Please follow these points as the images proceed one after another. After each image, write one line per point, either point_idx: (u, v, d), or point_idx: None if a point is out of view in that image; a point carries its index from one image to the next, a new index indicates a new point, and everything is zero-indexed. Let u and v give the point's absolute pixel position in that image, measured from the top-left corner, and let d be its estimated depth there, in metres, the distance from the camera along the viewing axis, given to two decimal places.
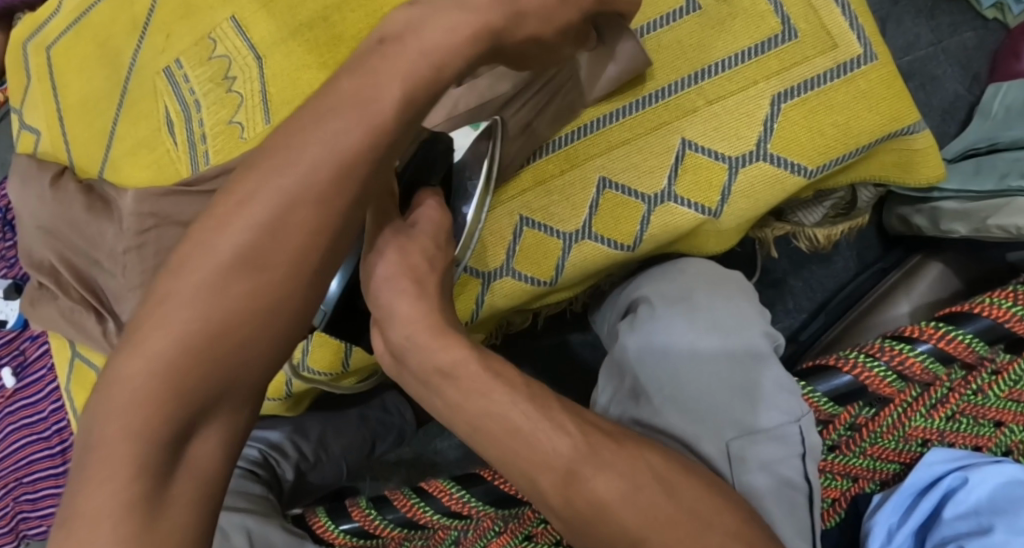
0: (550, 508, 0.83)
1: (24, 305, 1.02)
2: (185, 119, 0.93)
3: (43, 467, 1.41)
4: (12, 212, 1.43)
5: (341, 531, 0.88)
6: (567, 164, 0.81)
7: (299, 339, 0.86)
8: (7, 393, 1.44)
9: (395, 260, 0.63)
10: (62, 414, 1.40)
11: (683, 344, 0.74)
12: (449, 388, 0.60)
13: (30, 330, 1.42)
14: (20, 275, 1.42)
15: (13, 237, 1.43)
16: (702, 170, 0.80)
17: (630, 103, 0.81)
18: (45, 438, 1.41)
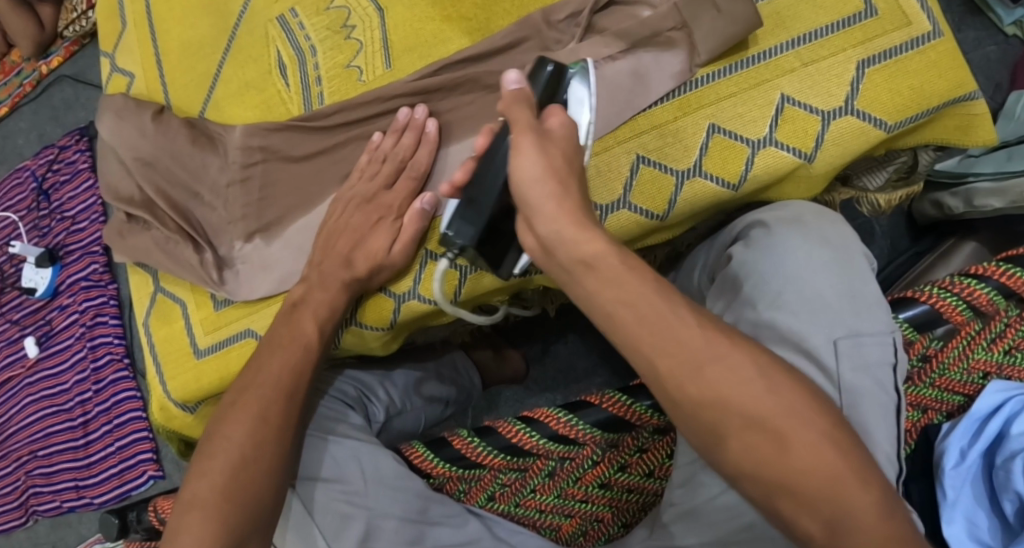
0: (648, 436, 0.89)
1: (108, 236, 1.02)
2: (299, 63, 0.98)
3: (61, 441, 1.38)
4: (47, 181, 1.43)
5: (441, 459, 0.91)
6: (681, 111, 0.90)
7: (413, 267, 0.90)
8: (27, 363, 1.41)
9: (540, 158, 0.71)
10: (85, 385, 1.38)
11: (799, 258, 0.81)
12: (589, 276, 0.69)
13: (58, 299, 1.41)
14: (53, 244, 1.41)
15: (47, 207, 1.42)
16: (800, 120, 0.89)
17: (736, 62, 0.90)
18: (65, 411, 1.38)
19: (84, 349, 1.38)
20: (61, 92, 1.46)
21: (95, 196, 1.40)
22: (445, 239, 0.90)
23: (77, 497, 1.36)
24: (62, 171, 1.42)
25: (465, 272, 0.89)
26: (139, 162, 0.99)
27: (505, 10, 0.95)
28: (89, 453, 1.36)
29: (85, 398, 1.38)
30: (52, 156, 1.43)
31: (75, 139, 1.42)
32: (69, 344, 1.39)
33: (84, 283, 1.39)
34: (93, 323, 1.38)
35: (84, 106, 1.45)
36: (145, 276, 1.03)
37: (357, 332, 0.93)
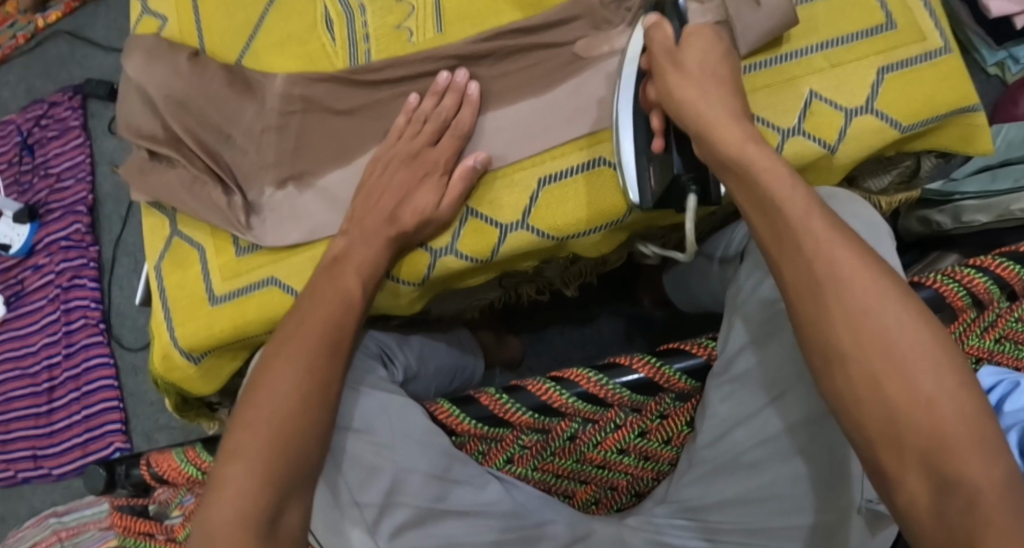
0: (669, 403, 0.91)
1: (125, 171, 0.99)
2: (346, 21, 0.99)
3: (21, 406, 1.32)
4: (33, 136, 1.38)
5: (468, 416, 0.90)
6: None
7: (453, 223, 0.91)
8: None
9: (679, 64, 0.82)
10: (54, 348, 1.32)
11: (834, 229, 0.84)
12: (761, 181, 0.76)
13: (33, 258, 1.35)
14: (33, 201, 1.36)
15: (30, 162, 1.38)
16: (825, 115, 0.94)
17: (770, 58, 0.96)
18: (30, 376, 1.32)
19: (58, 312, 1.33)
20: (57, 48, 1.42)
21: (84, 155, 1.37)
22: (485, 197, 0.91)
23: (34, 466, 1.30)
24: (51, 127, 1.38)
25: (505, 229, 0.90)
26: (172, 101, 0.97)
27: None
28: (51, 420, 1.31)
29: (52, 362, 1.32)
30: (41, 112, 1.39)
31: (68, 97, 1.39)
32: (42, 305, 1.33)
33: (64, 243, 1.34)
34: (69, 285, 1.33)
35: (79, 64, 1.41)
36: (159, 219, 1.00)
37: (391, 287, 0.92)
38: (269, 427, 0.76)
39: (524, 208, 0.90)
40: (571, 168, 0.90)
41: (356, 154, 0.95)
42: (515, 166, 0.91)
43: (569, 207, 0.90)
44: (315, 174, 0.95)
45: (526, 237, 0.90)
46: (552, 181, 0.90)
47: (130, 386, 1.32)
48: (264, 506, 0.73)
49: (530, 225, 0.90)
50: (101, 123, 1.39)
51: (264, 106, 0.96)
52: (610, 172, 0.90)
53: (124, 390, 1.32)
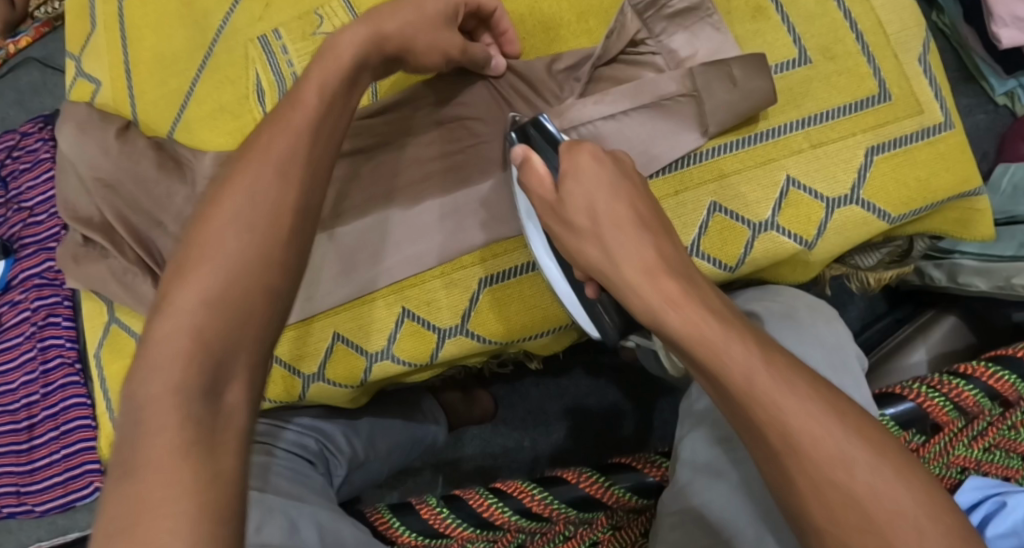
0: (623, 514, 0.85)
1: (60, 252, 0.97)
2: (277, 91, 0.93)
3: (1, 444, 1.30)
4: (5, 168, 1.36)
5: (407, 528, 0.85)
6: (680, 186, 0.84)
7: (388, 325, 0.85)
8: None
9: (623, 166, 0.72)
10: (32, 388, 1.30)
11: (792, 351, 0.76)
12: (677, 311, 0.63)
13: (9, 293, 1.33)
14: (8, 235, 1.34)
15: (4, 194, 1.35)
16: (804, 206, 0.84)
17: (743, 137, 0.84)
18: (8, 413, 1.31)
19: (33, 350, 1.30)
20: (27, 75, 1.39)
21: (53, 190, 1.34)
22: (421, 297, 0.85)
23: (18, 504, 1.30)
24: (22, 159, 1.35)
25: (444, 333, 0.84)
26: (101, 183, 0.93)
27: None
28: (32, 458, 1.29)
29: (30, 400, 1.30)
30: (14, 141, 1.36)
31: (39, 127, 1.37)
32: (18, 342, 1.31)
33: (38, 281, 1.32)
34: (44, 324, 1.30)
35: (48, 91, 1.39)
36: (99, 304, 0.97)
37: (326, 390, 0.88)
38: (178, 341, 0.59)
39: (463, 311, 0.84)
40: (515, 269, 0.85)
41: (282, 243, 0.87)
42: (451, 265, 0.85)
43: (511, 311, 0.84)
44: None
45: (467, 342, 0.84)
46: (494, 282, 0.84)
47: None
48: (201, 376, 0.58)
49: (471, 331, 0.84)
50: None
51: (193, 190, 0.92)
52: None
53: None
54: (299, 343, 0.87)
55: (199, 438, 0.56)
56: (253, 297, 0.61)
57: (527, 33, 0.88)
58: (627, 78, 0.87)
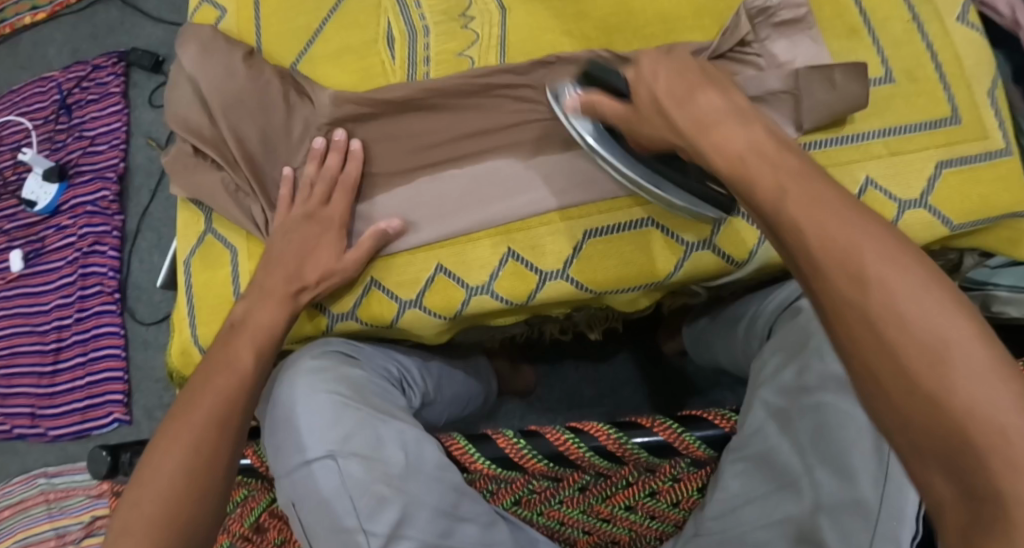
0: (683, 467, 0.92)
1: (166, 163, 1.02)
2: (408, 39, 1.00)
3: (27, 361, 1.38)
4: (70, 96, 1.49)
5: (484, 457, 0.91)
6: None
7: (492, 261, 0.91)
8: (8, 276, 1.43)
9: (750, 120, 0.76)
10: (67, 311, 1.39)
11: None
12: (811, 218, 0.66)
13: (57, 218, 1.44)
14: (63, 160, 1.46)
15: (67, 121, 1.48)
16: (878, 205, 0.93)
17: (832, 137, 0.94)
18: (39, 333, 1.39)
19: (71, 275, 1.40)
20: (107, 13, 1.55)
21: (118, 122, 1.48)
22: (526, 238, 0.91)
23: (31, 425, 1.37)
24: (91, 90, 1.49)
25: (545, 276, 0.90)
26: (221, 100, 0.98)
27: (628, 40, 0.96)
28: (54, 380, 1.37)
29: (62, 323, 1.38)
30: (81, 72, 1.50)
31: (111, 62, 1.50)
32: (59, 267, 1.41)
33: (89, 208, 1.42)
34: (89, 250, 1.40)
35: (125, 32, 1.54)
36: (194, 214, 1.02)
37: (421, 316, 0.93)
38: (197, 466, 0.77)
39: (565, 258, 0.90)
40: (619, 224, 0.90)
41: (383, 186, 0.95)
42: (560, 214, 0.91)
43: (613, 261, 0.90)
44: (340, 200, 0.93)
45: (565, 287, 0.90)
46: (597, 234, 0.90)
47: (138, 360, 1.39)
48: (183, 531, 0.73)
49: (570, 276, 0.90)
50: (141, 94, 1.50)
51: (309, 121, 0.97)
52: (656, 234, 0.90)
53: (131, 362, 1.39)
54: (401, 270, 0.93)
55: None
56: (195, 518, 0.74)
57: (645, 22, 0.96)
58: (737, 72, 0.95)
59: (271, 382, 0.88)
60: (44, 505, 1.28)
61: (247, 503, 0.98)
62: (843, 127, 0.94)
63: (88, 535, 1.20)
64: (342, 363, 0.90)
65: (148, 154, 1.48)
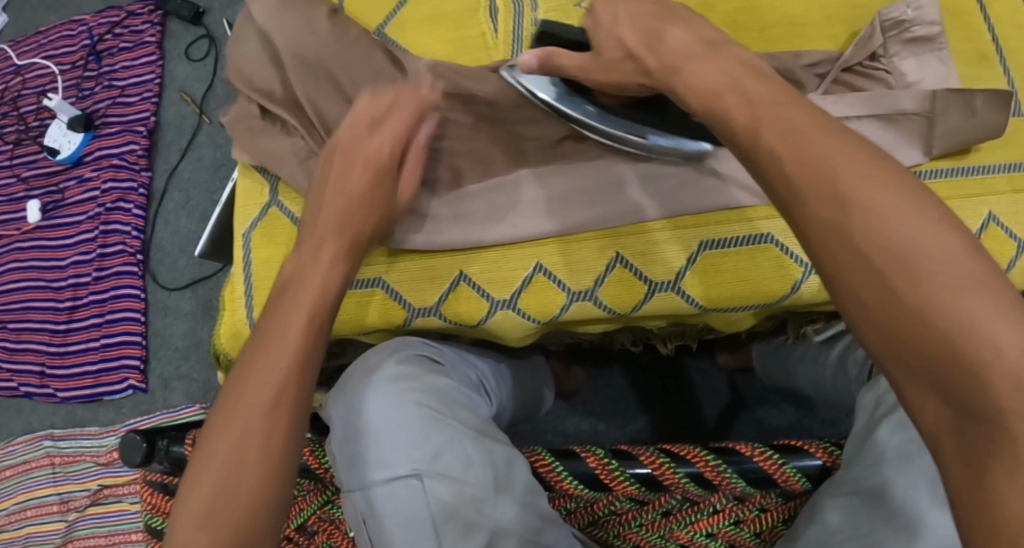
0: (772, 498, 0.87)
1: (228, 122, 0.95)
2: (514, 13, 0.93)
3: (40, 318, 1.48)
4: (101, 44, 1.56)
5: (571, 475, 0.88)
6: None
7: (598, 267, 0.85)
8: (25, 227, 1.53)
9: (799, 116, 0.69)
10: (85, 269, 1.47)
11: None
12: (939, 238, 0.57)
13: (77, 169, 1.52)
14: (90, 108, 1.54)
15: (95, 68, 1.55)
16: (999, 243, 0.87)
17: (956, 167, 0.88)
18: (54, 290, 1.49)
19: (92, 231, 1.48)
20: None
21: (151, 74, 1.54)
22: (639, 246, 0.85)
23: (39, 385, 1.47)
24: (124, 38, 1.56)
25: (654, 287, 0.85)
26: (298, 60, 0.90)
27: (751, 39, 0.93)
28: (66, 340, 1.46)
29: (78, 281, 1.47)
30: (116, 22, 1.57)
31: (148, 11, 1.57)
32: (80, 221, 1.49)
33: (117, 161, 1.50)
34: (112, 207, 1.48)
35: None
36: (258, 183, 0.94)
37: (512, 318, 0.87)
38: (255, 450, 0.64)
39: (677, 269, 0.85)
40: (735, 239, 0.85)
41: (469, 176, 0.88)
42: (676, 221, 0.85)
43: (727, 277, 0.85)
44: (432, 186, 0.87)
45: (674, 300, 0.85)
46: (712, 247, 0.85)
47: (156, 326, 1.46)
48: None
49: (681, 289, 0.85)
50: (176, 45, 1.56)
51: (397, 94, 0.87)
52: (775, 252, 0.85)
53: (149, 326, 1.46)
54: (495, 266, 0.87)
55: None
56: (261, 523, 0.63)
57: (775, 23, 0.93)
58: (862, 88, 0.89)
59: (343, 388, 0.80)
60: (49, 469, 1.41)
61: (297, 503, 0.91)
62: (967, 158, 0.89)
63: (93, 503, 1.36)
64: (429, 370, 0.82)
65: (179, 109, 1.54)
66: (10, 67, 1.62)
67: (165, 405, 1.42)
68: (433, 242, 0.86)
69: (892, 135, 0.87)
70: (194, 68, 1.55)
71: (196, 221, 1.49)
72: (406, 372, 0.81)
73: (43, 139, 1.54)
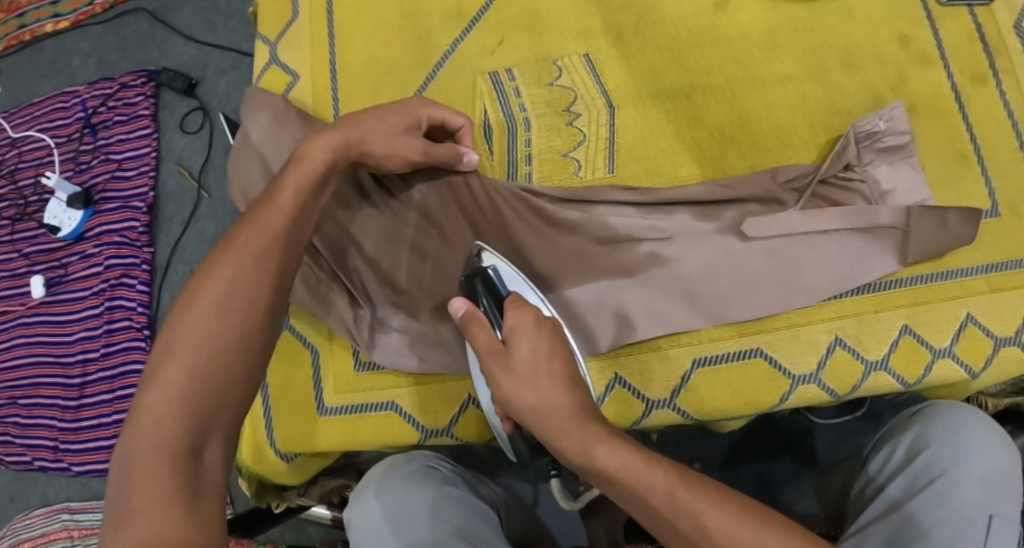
0: None
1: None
2: (510, 133, 0.99)
3: (49, 393, 1.50)
4: (95, 117, 1.58)
5: None
6: (839, 311, 0.90)
7: (599, 388, 0.90)
8: (30, 302, 1.55)
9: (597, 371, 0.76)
10: (93, 344, 1.50)
11: (972, 463, 0.86)
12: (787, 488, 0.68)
13: (79, 244, 1.54)
14: (88, 183, 1.56)
15: (90, 141, 1.57)
16: (977, 342, 0.91)
17: (934, 272, 0.91)
18: (63, 366, 1.51)
19: (97, 306, 1.51)
20: (136, 25, 1.64)
21: (148, 148, 1.56)
22: (635, 366, 0.90)
23: (54, 459, 1.49)
24: (117, 111, 1.58)
25: (651, 404, 0.90)
26: None
27: (742, 151, 0.96)
28: (78, 415, 1.48)
29: (87, 356, 1.50)
30: (108, 95, 1.59)
31: (141, 82, 1.59)
32: (85, 297, 1.52)
33: (118, 238, 1.53)
34: (117, 282, 1.51)
35: (156, 47, 1.62)
36: None
37: None
38: (216, 338, 0.71)
39: (673, 385, 0.90)
40: (728, 354, 0.90)
41: None
42: (668, 339, 0.90)
43: (720, 390, 0.89)
44: (435, 309, 0.92)
45: (671, 416, 0.90)
46: (706, 364, 0.90)
47: None
48: (185, 440, 0.68)
49: (677, 405, 0.90)
50: (171, 117, 1.59)
51: (397, 221, 0.93)
52: (765, 365, 0.89)
53: None
54: None
55: (181, 495, 0.66)
56: (231, 379, 0.71)
57: (763, 134, 0.96)
58: (840, 202, 0.92)
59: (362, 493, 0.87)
60: (67, 541, 1.45)
61: None
62: (947, 262, 0.91)
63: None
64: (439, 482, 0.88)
65: (178, 182, 1.57)
66: (5, 139, 1.63)
67: None
68: (438, 364, 0.91)
69: (873, 245, 0.90)
70: (190, 140, 1.58)
71: None
72: (410, 483, 0.87)
73: (43, 215, 1.56)
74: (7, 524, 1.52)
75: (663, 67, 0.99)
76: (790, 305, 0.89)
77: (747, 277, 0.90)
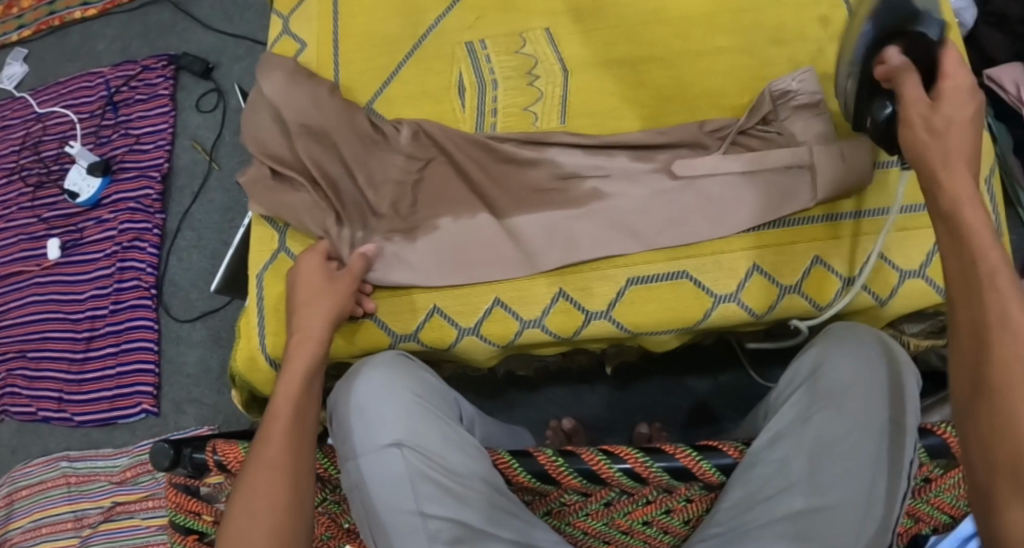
0: (696, 489, 0.91)
1: (247, 183, 1.12)
2: (479, 89, 1.14)
3: (58, 347, 1.61)
4: (117, 95, 1.74)
5: (525, 471, 0.91)
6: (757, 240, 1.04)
7: (546, 299, 1.04)
8: (46, 264, 1.67)
9: None
10: (103, 301, 1.61)
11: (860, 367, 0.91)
12: None
13: (95, 211, 1.67)
14: (107, 154, 1.70)
15: (112, 118, 1.73)
16: (883, 273, 1.03)
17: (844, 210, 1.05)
18: (72, 322, 1.61)
19: (109, 267, 1.63)
20: (159, 16, 1.81)
21: (164, 123, 1.71)
22: (578, 283, 1.04)
23: (58, 409, 1.59)
24: (139, 90, 1.74)
25: (591, 315, 1.04)
26: (304, 129, 1.10)
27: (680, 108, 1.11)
28: (83, 368, 1.58)
29: (95, 312, 1.61)
30: (130, 77, 1.75)
31: (162, 65, 1.75)
32: (98, 259, 1.64)
33: (133, 204, 1.66)
34: (128, 245, 1.63)
35: (176, 34, 1.79)
36: (269, 232, 1.12)
37: (475, 342, 1.05)
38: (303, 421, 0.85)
39: (611, 299, 1.04)
40: (658, 275, 1.04)
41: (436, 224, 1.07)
42: (608, 260, 1.05)
43: (652, 305, 1.03)
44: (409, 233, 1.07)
45: (607, 326, 1.04)
46: (641, 282, 1.04)
47: (169, 354, 1.59)
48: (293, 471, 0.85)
49: (613, 317, 1.03)
50: (188, 97, 1.75)
51: (386, 158, 1.09)
52: (691, 286, 1.03)
53: (162, 355, 1.59)
54: (463, 300, 1.05)
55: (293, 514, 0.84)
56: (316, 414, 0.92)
57: (696, 95, 1.11)
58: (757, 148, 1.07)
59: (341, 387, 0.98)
60: (65, 487, 1.50)
61: None
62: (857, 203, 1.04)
63: (106, 519, 1.45)
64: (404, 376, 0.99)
65: (192, 156, 1.71)
66: (33, 116, 1.78)
67: (176, 427, 1.55)
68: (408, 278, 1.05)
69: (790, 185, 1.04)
70: (204, 119, 1.73)
71: (207, 258, 1.65)
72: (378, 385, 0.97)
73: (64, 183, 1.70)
74: (7, 473, 1.60)
75: (617, 39, 1.14)
76: (715, 234, 1.03)
77: (677, 213, 1.04)
